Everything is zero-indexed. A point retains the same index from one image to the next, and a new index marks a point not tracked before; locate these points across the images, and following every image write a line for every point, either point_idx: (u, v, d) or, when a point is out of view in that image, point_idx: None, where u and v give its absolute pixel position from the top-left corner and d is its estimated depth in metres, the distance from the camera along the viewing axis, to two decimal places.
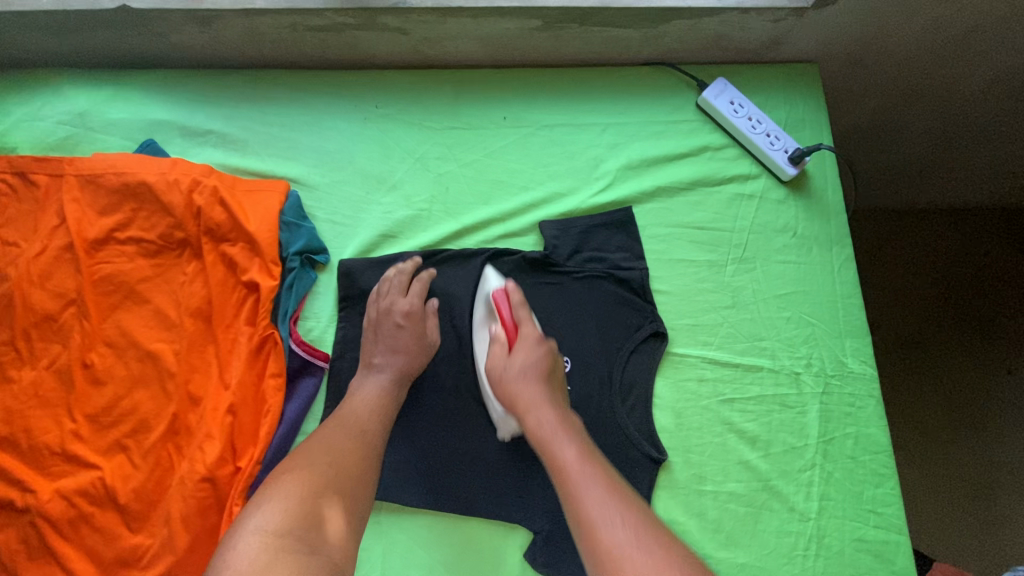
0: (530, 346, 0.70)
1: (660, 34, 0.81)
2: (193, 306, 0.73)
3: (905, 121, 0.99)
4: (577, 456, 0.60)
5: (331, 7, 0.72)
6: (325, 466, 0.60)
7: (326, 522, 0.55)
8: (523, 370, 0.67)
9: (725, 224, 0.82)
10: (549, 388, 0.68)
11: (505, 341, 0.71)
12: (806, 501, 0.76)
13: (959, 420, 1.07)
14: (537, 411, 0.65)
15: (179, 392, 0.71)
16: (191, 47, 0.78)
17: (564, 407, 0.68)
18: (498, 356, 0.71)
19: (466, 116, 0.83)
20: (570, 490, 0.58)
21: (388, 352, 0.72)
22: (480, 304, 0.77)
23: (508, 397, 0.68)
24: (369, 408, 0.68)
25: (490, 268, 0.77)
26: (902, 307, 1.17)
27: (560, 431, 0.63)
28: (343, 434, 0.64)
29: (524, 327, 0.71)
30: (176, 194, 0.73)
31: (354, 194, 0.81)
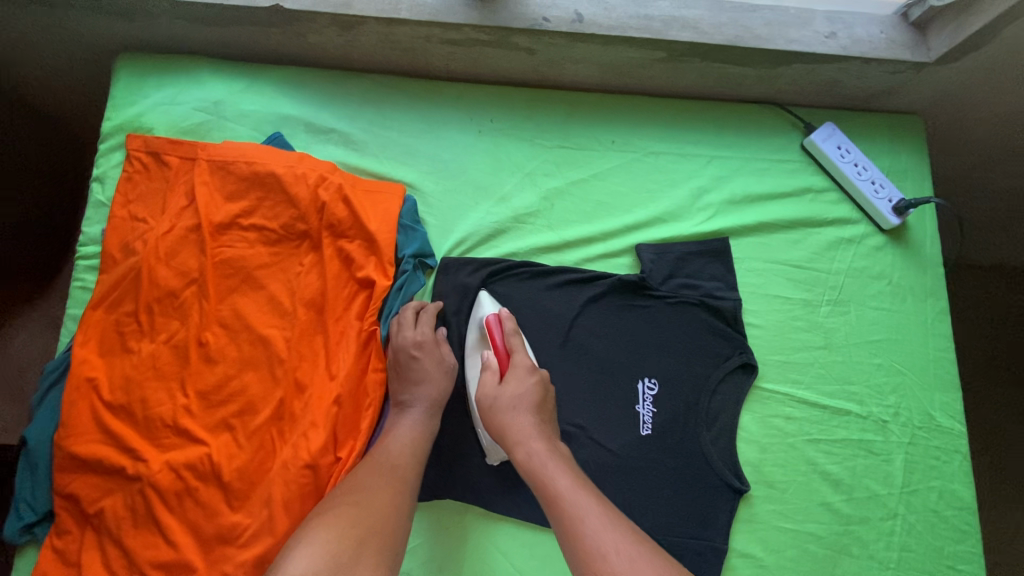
0: (521, 375, 0.70)
1: (776, 75, 0.83)
2: (307, 296, 0.76)
3: (995, 180, 1.00)
4: (571, 485, 0.61)
5: (471, 23, 0.75)
6: (354, 509, 0.60)
7: (356, 567, 0.55)
8: (511, 399, 0.68)
9: (822, 265, 0.83)
10: (541, 416, 0.68)
11: (495, 369, 0.72)
12: (886, 549, 0.75)
13: None
14: (528, 444, 0.65)
15: (287, 378, 0.73)
16: (325, 47, 0.81)
17: (555, 439, 0.68)
18: (488, 385, 0.70)
19: (576, 137, 0.86)
20: (569, 531, 0.58)
21: (423, 386, 0.72)
22: (473, 329, 0.77)
23: (496, 426, 0.68)
24: (407, 448, 0.68)
25: (484, 293, 0.77)
26: (993, 369, 1.13)
27: (554, 462, 0.64)
28: (374, 479, 0.64)
29: (515, 356, 0.71)
30: (303, 187, 0.76)
31: (462, 203, 0.83)
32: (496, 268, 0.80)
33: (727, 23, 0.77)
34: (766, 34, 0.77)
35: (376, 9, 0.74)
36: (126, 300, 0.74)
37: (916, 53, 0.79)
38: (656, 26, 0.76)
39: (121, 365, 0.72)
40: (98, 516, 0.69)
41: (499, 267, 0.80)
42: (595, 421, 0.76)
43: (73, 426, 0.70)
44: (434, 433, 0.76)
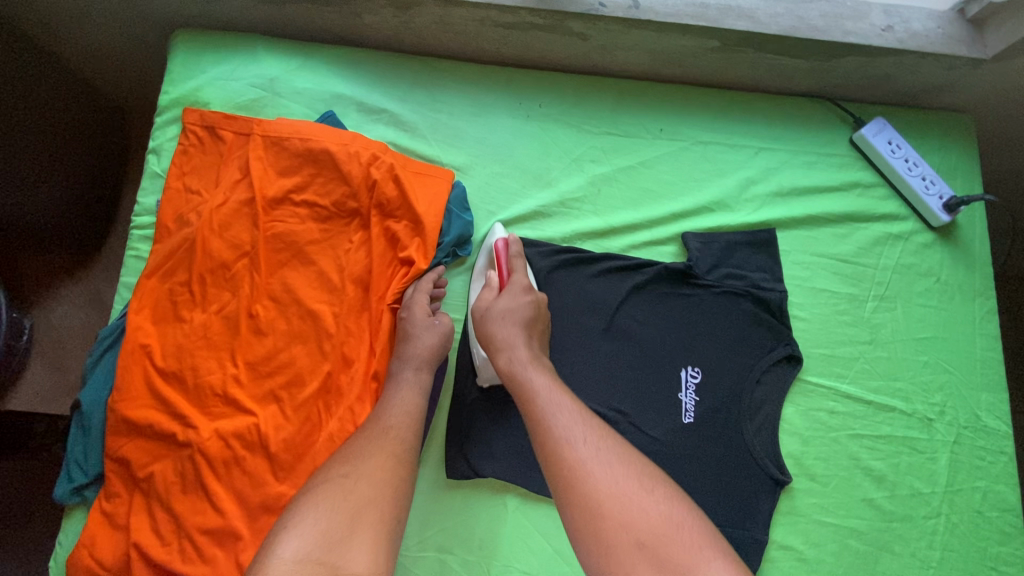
0: (516, 293, 0.72)
1: (829, 68, 0.82)
2: (355, 273, 0.76)
3: None
4: (546, 382, 0.63)
5: (527, 6, 0.75)
6: (342, 480, 0.58)
7: (351, 543, 0.53)
8: (505, 305, 0.70)
9: (869, 260, 0.83)
10: (530, 326, 0.70)
11: (496, 284, 0.75)
12: (929, 548, 0.75)
13: None
14: (512, 350, 0.67)
15: (334, 352, 0.74)
16: (380, 28, 0.82)
17: (539, 350, 0.70)
18: (486, 297, 0.73)
19: (624, 125, 0.86)
20: (538, 419, 0.59)
21: (417, 347, 0.72)
22: (483, 257, 0.79)
23: (484, 333, 0.70)
24: (404, 413, 0.67)
25: (498, 223, 0.80)
26: None
27: (531, 364, 0.66)
28: (364, 445, 0.63)
29: (514, 276, 0.74)
30: (356, 165, 0.77)
31: (509, 186, 0.83)
32: (545, 252, 0.81)
33: (783, 14, 0.77)
34: (822, 25, 0.77)
35: None
36: (179, 270, 0.75)
37: (973, 49, 0.78)
38: (712, 14, 0.76)
39: (173, 333, 0.73)
40: (147, 481, 0.70)
41: (548, 250, 0.81)
42: (637, 407, 0.76)
43: (125, 390, 0.71)
44: (475, 413, 0.77)
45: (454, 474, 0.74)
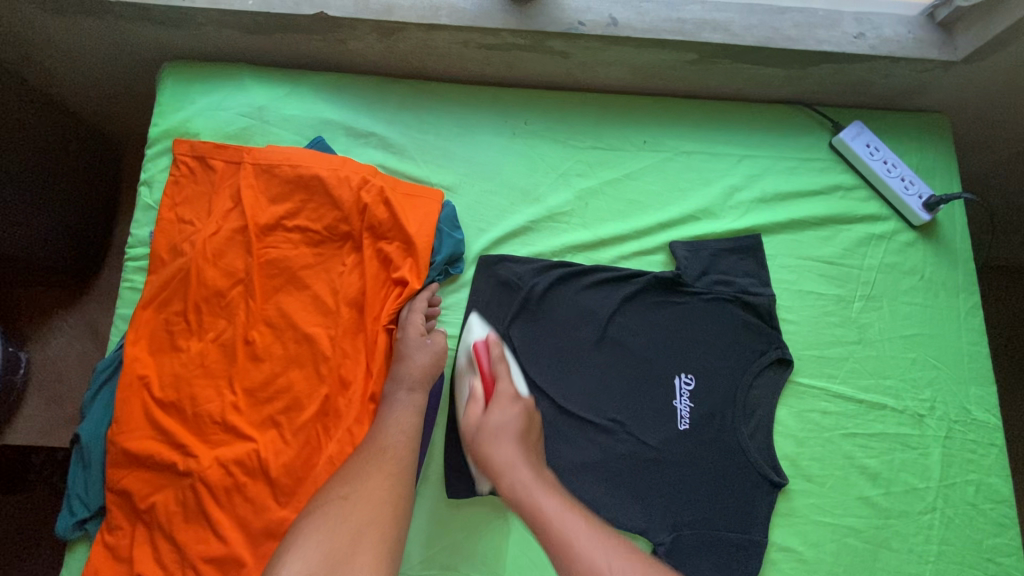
0: (505, 405, 0.71)
1: (805, 76, 0.84)
2: (349, 296, 0.77)
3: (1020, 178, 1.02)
4: (558, 506, 0.62)
5: (508, 28, 0.77)
6: (343, 502, 0.60)
7: (353, 562, 0.56)
8: (499, 426, 0.69)
9: (853, 261, 0.84)
10: (526, 443, 0.69)
11: (481, 396, 0.73)
12: (926, 543, 0.76)
13: None
14: (512, 474, 0.65)
15: (331, 375, 0.75)
16: (364, 54, 0.84)
17: (538, 463, 0.69)
18: (474, 414, 0.72)
19: (608, 139, 0.87)
20: (559, 540, 0.59)
21: (415, 367, 0.73)
22: (462, 354, 0.77)
23: (481, 460, 0.68)
24: (401, 432, 0.68)
25: (473, 315, 0.79)
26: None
27: (537, 485, 0.64)
28: (364, 463, 0.64)
29: (501, 384, 0.72)
30: (346, 189, 0.78)
31: (498, 203, 0.84)
32: (537, 267, 0.82)
33: (757, 25, 0.79)
34: (796, 35, 0.79)
35: (417, 15, 0.76)
36: (174, 300, 0.76)
37: (944, 52, 0.80)
38: (688, 29, 0.78)
39: (170, 363, 0.74)
40: (149, 512, 0.70)
41: (541, 264, 0.82)
42: (633, 416, 0.77)
43: (125, 422, 0.71)
44: None
45: (455, 490, 0.74)
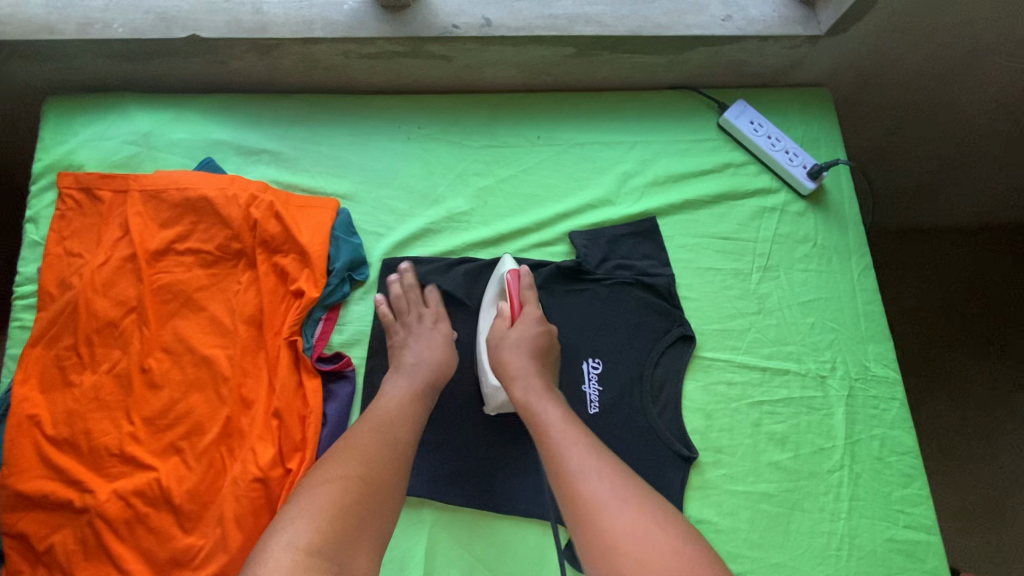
0: (529, 325, 0.75)
1: (684, 61, 0.87)
2: (246, 314, 0.76)
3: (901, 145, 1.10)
4: (561, 417, 0.65)
5: (383, 36, 0.78)
6: (356, 481, 0.59)
7: (353, 540, 0.55)
8: (518, 341, 0.73)
9: (748, 235, 0.87)
10: (540, 359, 0.73)
11: (507, 317, 0.76)
12: (837, 500, 0.78)
13: (975, 437, 1.14)
14: (524, 379, 0.69)
15: (232, 395, 0.74)
16: (248, 72, 0.84)
17: (548, 378, 0.72)
18: (498, 328, 0.75)
19: (502, 136, 0.89)
20: (553, 449, 0.61)
21: (420, 352, 0.74)
22: (493, 286, 0.80)
23: (497, 362, 0.72)
24: (410, 407, 0.68)
25: (507, 255, 0.82)
26: (925, 324, 1.23)
27: (545, 399, 0.67)
28: (376, 441, 0.63)
29: (527, 308, 0.76)
30: (235, 208, 0.78)
31: (396, 207, 0.85)
32: (439, 267, 0.82)
33: (628, 15, 0.81)
34: (666, 22, 0.81)
35: (291, 30, 0.77)
36: (64, 335, 0.74)
37: (808, 28, 0.84)
38: (561, 23, 0.80)
39: (64, 399, 0.72)
40: (48, 553, 0.68)
41: (443, 265, 0.83)
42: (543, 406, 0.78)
43: (18, 464, 0.69)
44: None
45: None
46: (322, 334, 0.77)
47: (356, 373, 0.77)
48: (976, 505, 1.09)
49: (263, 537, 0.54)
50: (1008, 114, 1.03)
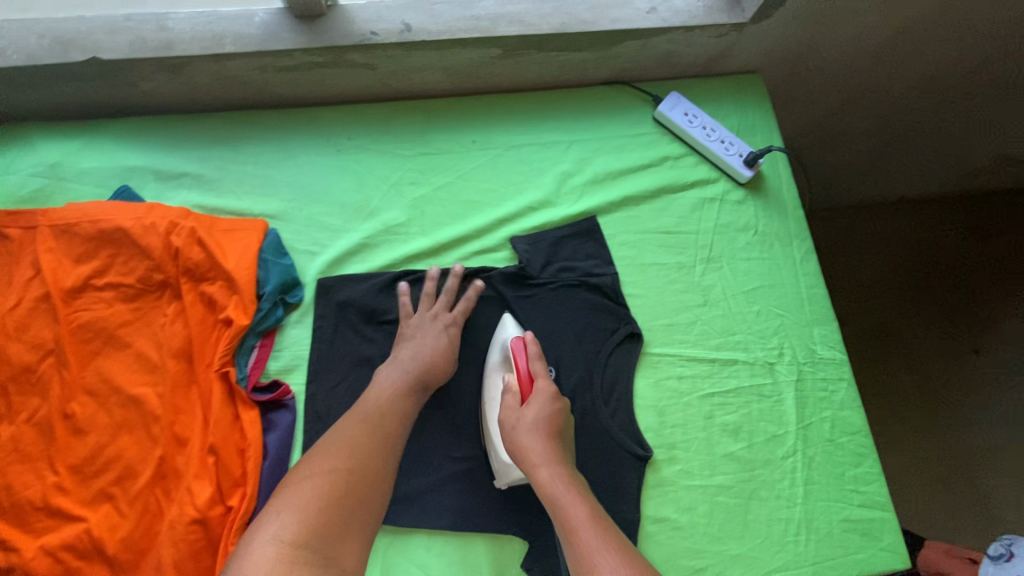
0: (543, 403, 0.70)
1: (613, 55, 0.86)
2: (174, 347, 0.73)
3: (838, 137, 1.25)
4: (588, 516, 0.62)
5: (299, 47, 0.75)
6: (345, 475, 0.59)
7: (338, 533, 0.55)
8: (535, 424, 0.69)
9: (689, 227, 0.87)
10: (557, 442, 0.69)
11: (518, 394, 0.72)
12: (792, 486, 0.78)
13: (931, 402, 1.31)
14: (548, 470, 0.66)
15: (165, 435, 0.70)
16: (162, 93, 0.80)
17: (571, 466, 0.69)
18: (510, 408, 0.71)
19: (436, 142, 0.87)
20: (581, 556, 0.59)
21: (417, 349, 0.73)
22: (496, 350, 0.78)
23: (516, 449, 0.68)
24: (396, 400, 0.69)
25: (507, 315, 0.79)
26: (872, 294, 1.43)
27: (572, 491, 0.64)
28: (367, 434, 0.64)
29: (539, 381, 0.72)
30: (154, 237, 0.74)
31: (328, 223, 0.82)
32: (378, 283, 0.80)
33: (552, 13, 0.80)
34: (590, 18, 0.80)
35: (199, 46, 0.73)
36: None
37: (733, 16, 0.83)
38: (484, 25, 0.78)
39: None
40: None
41: (382, 281, 0.80)
42: None
43: None
44: None
45: None
46: (257, 362, 0.74)
47: (295, 400, 0.74)
48: (932, 468, 1.24)
49: (248, 530, 0.54)
50: (922, 89, 1.11)
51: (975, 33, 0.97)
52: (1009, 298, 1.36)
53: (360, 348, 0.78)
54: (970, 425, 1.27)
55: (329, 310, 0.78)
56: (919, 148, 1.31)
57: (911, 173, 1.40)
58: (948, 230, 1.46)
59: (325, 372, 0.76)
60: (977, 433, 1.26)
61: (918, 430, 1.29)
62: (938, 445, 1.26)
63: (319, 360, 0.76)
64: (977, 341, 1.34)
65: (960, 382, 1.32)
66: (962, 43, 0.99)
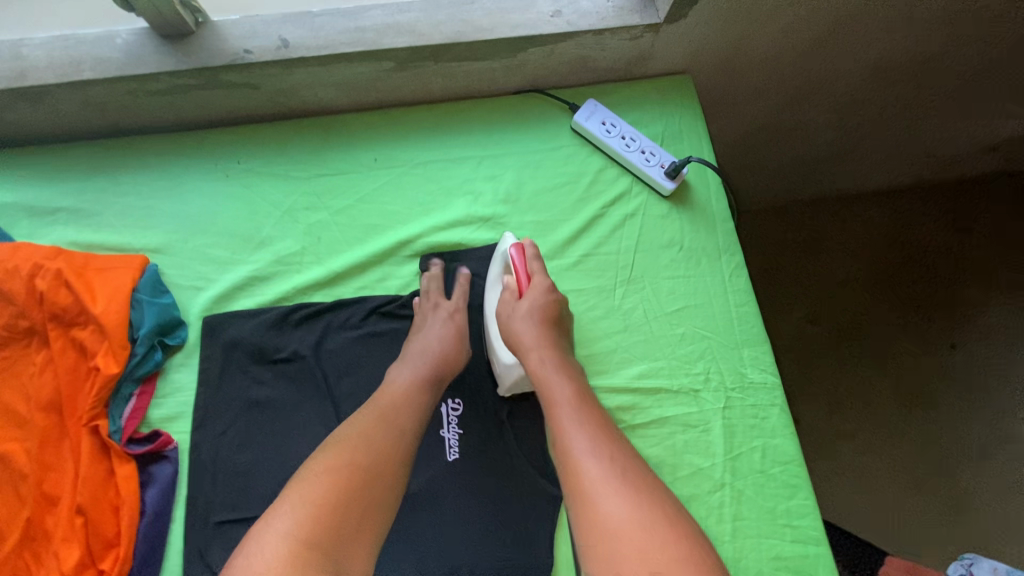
0: (540, 295, 0.70)
1: (521, 63, 0.80)
2: (43, 399, 0.68)
3: (792, 135, 1.18)
4: (572, 395, 0.61)
5: (166, 70, 0.69)
6: (365, 471, 0.55)
7: (349, 538, 0.50)
8: (529, 311, 0.69)
9: (609, 246, 0.81)
10: (553, 328, 0.69)
11: (514, 289, 0.73)
12: (718, 523, 0.73)
13: (911, 400, 1.28)
14: (539, 351, 0.66)
15: (33, 494, 0.65)
16: (31, 123, 0.75)
17: (563, 349, 0.68)
18: (507, 302, 0.72)
19: (335, 162, 0.81)
20: (559, 426, 0.58)
21: (426, 342, 0.70)
22: (497, 264, 0.77)
23: (509, 335, 0.69)
24: (409, 395, 0.65)
25: (507, 232, 0.78)
26: (842, 292, 1.39)
27: (560, 372, 0.64)
28: (386, 429, 0.59)
29: (535, 277, 0.71)
30: (17, 281, 0.68)
31: (216, 256, 0.76)
32: (270, 319, 0.74)
33: (445, 21, 0.74)
34: (487, 25, 0.74)
35: (55, 74, 0.68)
36: None
37: (645, 16, 0.77)
38: (369, 37, 0.72)
39: None
40: None
41: (274, 317, 0.74)
42: None
43: None
44: (213, 506, 0.68)
45: None
46: (133, 413, 0.69)
47: (177, 451, 0.69)
48: (915, 475, 1.21)
49: (249, 532, 0.50)
50: (874, 78, 1.04)
51: (914, 21, 0.91)
52: (972, 292, 1.37)
53: (250, 390, 0.72)
54: (950, 423, 1.25)
55: (216, 349, 0.72)
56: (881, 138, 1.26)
57: (870, 165, 1.37)
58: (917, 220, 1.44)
59: (213, 418, 0.71)
60: (956, 432, 1.25)
61: (897, 432, 1.26)
62: (921, 450, 1.24)
63: (204, 408, 0.71)
64: (957, 335, 1.33)
65: (937, 377, 1.30)
66: (902, 33, 0.93)
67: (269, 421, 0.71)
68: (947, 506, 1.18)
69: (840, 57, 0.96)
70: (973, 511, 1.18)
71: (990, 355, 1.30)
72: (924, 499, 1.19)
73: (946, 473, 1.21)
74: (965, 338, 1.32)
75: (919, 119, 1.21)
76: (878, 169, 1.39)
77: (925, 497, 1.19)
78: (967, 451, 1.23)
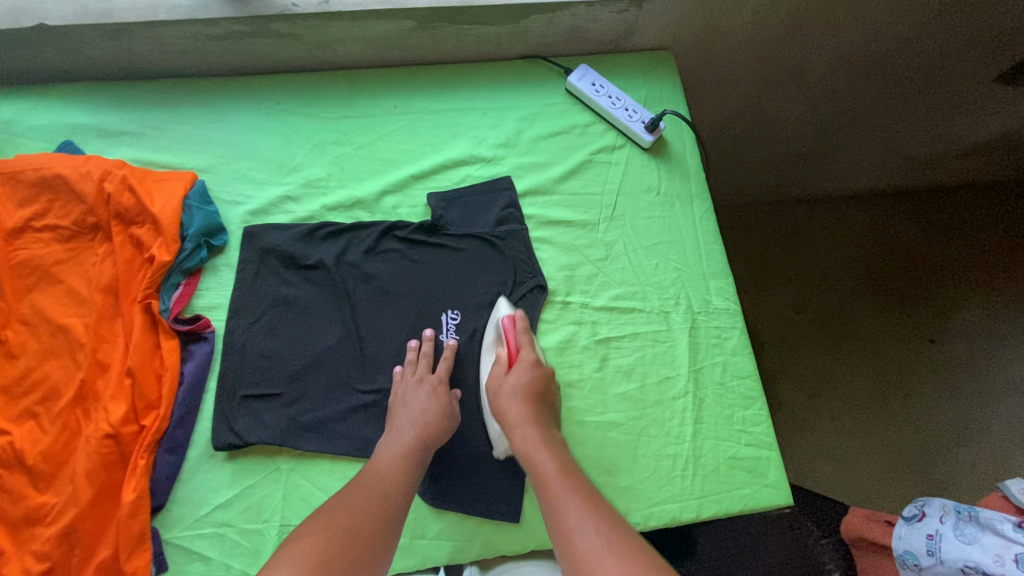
0: (525, 372, 0.74)
1: (523, 30, 0.94)
2: (103, 283, 0.79)
3: (771, 124, 1.31)
4: (557, 470, 0.67)
5: (226, 17, 0.83)
6: (345, 529, 0.60)
7: None
8: (514, 390, 0.73)
9: (595, 188, 0.93)
10: (538, 404, 0.73)
11: (505, 362, 0.77)
12: (681, 425, 0.82)
13: (892, 389, 1.37)
14: (522, 429, 0.71)
15: (87, 360, 0.76)
16: (107, 59, 0.89)
17: (547, 424, 0.73)
18: (495, 376, 0.76)
19: (360, 107, 0.94)
20: (552, 506, 0.64)
21: (412, 414, 0.72)
22: (490, 330, 0.81)
23: (497, 411, 0.73)
24: (393, 459, 0.69)
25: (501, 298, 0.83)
26: (825, 283, 1.49)
27: (545, 450, 0.69)
28: (368, 495, 0.64)
29: (524, 352, 0.76)
30: (88, 183, 0.80)
31: (254, 178, 0.89)
32: (300, 232, 0.86)
33: None
34: None
35: (135, 14, 0.82)
36: None
37: None
38: None
39: None
40: None
41: (303, 230, 0.86)
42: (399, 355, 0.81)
43: None
44: (241, 381, 0.78)
45: (221, 446, 0.75)
46: (180, 296, 0.80)
47: (214, 333, 0.80)
48: (896, 460, 1.29)
49: None
50: (840, 69, 1.17)
51: (871, 17, 1.04)
52: (951, 290, 1.46)
53: (279, 289, 0.83)
54: (929, 413, 1.34)
55: (252, 253, 0.84)
56: (855, 134, 1.38)
57: (850, 163, 1.48)
58: (898, 220, 1.55)
59: (247, 310, 0.82)
60: (935, 421, 1.33)
61: (880, 418, 1.34)
62: (902, 435, 1.32)
63: (240, 302, 0.82)
64: (938, 332, 1.42)
65: (916, 368, 1.39)
66: (863, 27, 1.06)
67: (294, 316, 0.82)
68: (932, 490, 1.25)
69: (807, 46, 1.08)
70: (953, 495, 1.24)
71: (967, 351, 1.39)
72: (905, 483, 1.27)
73: (926, 461, 1.29)
74: (946, 335, 1.41)
75: (889, 116, 1.33)
76: (858, 168, 1.50)
77: (906, 481, 1.27)
78: (946, 441, 1.30)
